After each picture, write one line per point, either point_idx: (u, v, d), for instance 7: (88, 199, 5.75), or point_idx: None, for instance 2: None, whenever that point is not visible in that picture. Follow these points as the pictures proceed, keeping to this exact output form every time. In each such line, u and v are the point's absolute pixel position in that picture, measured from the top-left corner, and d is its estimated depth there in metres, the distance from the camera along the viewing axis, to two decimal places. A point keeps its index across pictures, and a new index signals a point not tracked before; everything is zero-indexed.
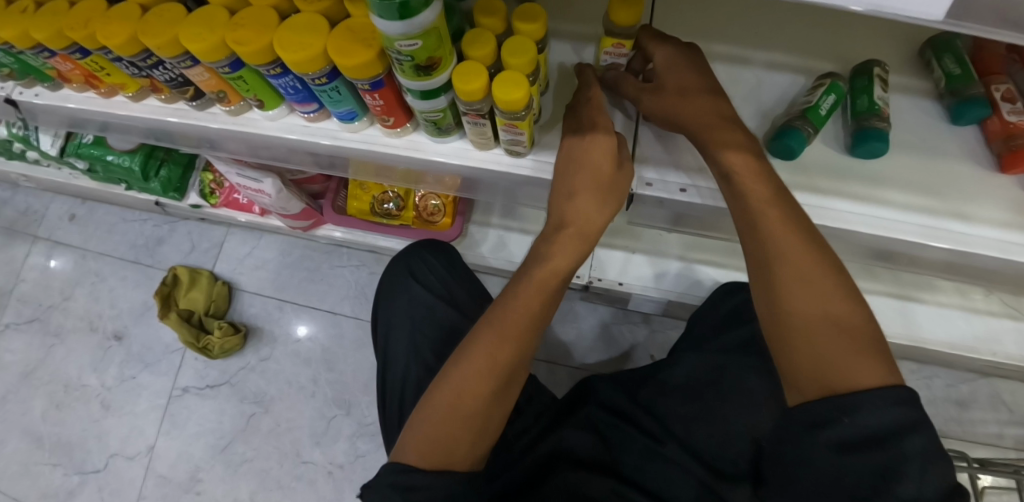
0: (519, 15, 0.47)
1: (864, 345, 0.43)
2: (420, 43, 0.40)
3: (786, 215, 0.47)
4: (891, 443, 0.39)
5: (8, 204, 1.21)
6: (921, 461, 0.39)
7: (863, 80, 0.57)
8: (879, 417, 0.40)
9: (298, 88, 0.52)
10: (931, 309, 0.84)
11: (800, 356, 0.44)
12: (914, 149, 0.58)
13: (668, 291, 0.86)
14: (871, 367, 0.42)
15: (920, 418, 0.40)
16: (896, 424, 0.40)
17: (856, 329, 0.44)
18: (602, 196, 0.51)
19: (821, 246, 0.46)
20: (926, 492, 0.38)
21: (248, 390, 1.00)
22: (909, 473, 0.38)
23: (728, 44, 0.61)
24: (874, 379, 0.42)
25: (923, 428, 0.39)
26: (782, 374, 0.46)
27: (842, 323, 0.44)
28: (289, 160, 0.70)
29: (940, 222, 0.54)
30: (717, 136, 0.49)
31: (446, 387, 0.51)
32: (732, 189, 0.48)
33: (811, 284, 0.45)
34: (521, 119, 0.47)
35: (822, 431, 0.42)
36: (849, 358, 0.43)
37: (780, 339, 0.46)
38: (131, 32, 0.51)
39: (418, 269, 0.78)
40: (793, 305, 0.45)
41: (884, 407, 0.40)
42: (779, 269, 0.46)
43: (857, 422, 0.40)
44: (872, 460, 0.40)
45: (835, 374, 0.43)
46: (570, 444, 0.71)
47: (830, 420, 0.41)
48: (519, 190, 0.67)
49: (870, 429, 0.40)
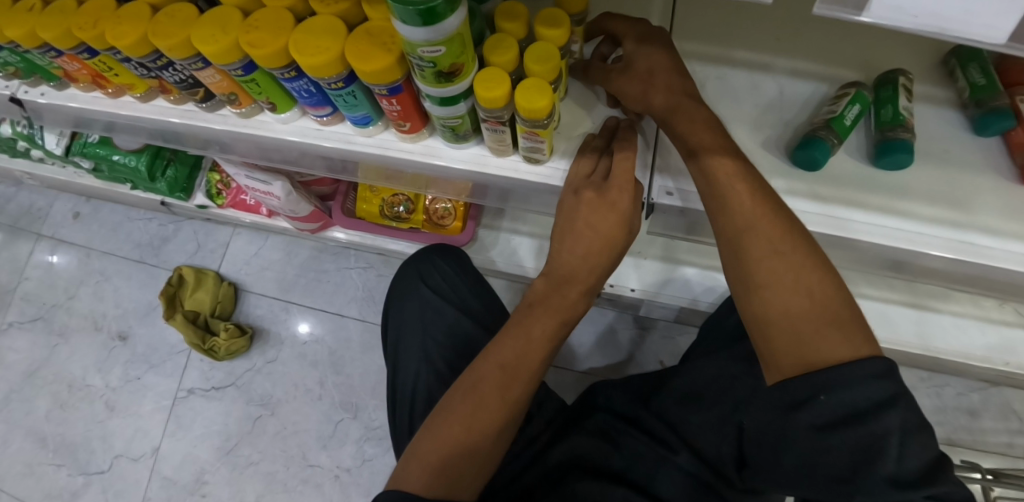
0: (542, 20, 0.46)
1: (840, 319, 0.42)
2: (443, 49, 0.39)
3: (758, 193, 0.46)
4: (869, 418, 0.38)
5: (12, 201, 1.20)
6: (902, 436, 0.37)
7: (889, 89, 0.56)
8: (856, 392, 0.39)
9: (312, 91, 0.51)
10: (945, 318, 0.83)
11: (778, 337, 0.43)
12: (939, 160, 0.56)
13: (681, 297, 0.84)
14: (846, 340, 0.41)
15: (899, 390, 0.38)
16: (873, 398, 0.38)
17: (831, 303, 0.42)
18: (617, 229, 0.51)
19: (797, 227, 0.45)
20: (908, 465, 0.37)
21: (255, 392, 0.99)
22: (889, 449, 0.37)
23: (749, 51, 0.60)
24: (850, 352, 0.40)
25: (902, 400, 0.38)
26: (762, 356, 0.45)
27: (817, 298, 0.42)
28: (300, 163, 0.69)
29: (964, 235, 0.53)
30: (702, 136, 0.48)
31: (457, 397, 0.53)
32: (710, 179, 0.47)
33: (784, 260, 0.44)
34: (542, 127, 0.46)
35: (802, 411, 0.40)
36: (825, 332, 0.41)
37: (757, 320, 0.44)
38: (141, 33, 0.49)
39: (429, 276, 0.77)
40: (765, 283, 0.44)
41: (861, 380, 0.39)
42: (752, 249, 0.45)
43: (834, 398, 0.39)
44: (852, 438, 0.38)
45: (810, 349, 0.41)
46: (585, 450, 0.70)
47: (807, 399, 0.40)
48: (533, 197, 0.66)
49: (848, 405, 0.39)
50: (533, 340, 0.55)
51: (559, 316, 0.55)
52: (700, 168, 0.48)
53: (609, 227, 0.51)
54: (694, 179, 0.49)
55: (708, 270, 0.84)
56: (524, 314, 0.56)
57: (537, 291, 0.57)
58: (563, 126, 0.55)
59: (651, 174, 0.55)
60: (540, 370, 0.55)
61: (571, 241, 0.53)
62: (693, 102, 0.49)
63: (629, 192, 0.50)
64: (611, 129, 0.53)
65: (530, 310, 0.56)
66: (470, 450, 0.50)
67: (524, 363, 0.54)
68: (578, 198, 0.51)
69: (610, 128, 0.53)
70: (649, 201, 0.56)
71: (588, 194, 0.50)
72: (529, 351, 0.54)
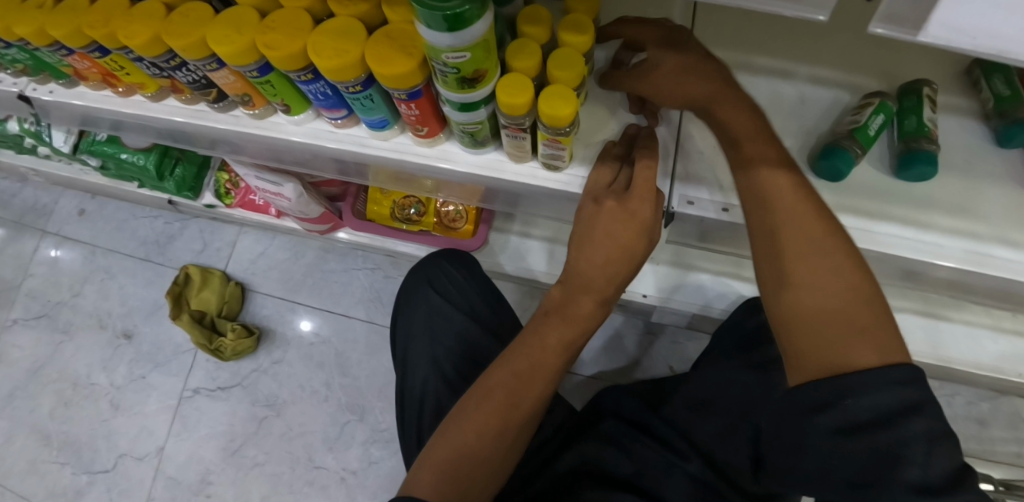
0: (566, 25, 0.45)
1: (869, 322, 0.40)
2: (468, 55, 0.38)
3: (798, 189, 0.45)
4: (894, 424, 0.37)
5: (16, 197, 1.19)
6: (927, 444, 0.36)
7: (912, 99, 0.54)
8: (878, 397, 0.37)
9: (328, 93, 0.50)
10: (958, 327, 0.82)
11: (803, 336, 0.42)
12: (962, 172, 0.55)
13: (691, 303, 0.83)
14: (874, 347, 0.39)
15: (925, 397, 0.37)
16: (898, 404, 0.37)
17: (862, 306, 0.41)
18: (636, 237, 0.50)
19: (835, 232, 0.44)
20: (931, 473, 0.36)
21: (261, 393, 0.99)
22: (912, 456, 0.36)
23: (772, 57, 0.59)
24: (879, 358, 0.39)
25: (929, 409, 0.37)
26: (784, 352, 0.44)
27: (849, 301, 0.41)
28: (311, 165, 0.68)
29: (986, 249, 0.52)
30: (755, 148, 0.47)
31: (472, 397, 0.52)
32: (758, 188, 0.46)
33: (818, 262, 0.42)
34: (564, 135, 0.45)
35: (820, 414, 0.39)
36: (852, 335, 0.40)
37: (784, 317, 0.43)
38: (155, 32, 0.48)
39: (438, 281, 0.76)
40: (796, 280, 0.43)
41: (886, 386, 0.37)
42: (785, 250, 0.44)
43: (859, 402, 0.38)
44: (872, 443, 0.37)
45: (837, 351, 0.40)
46: (594, 456, 0.68)
47: (831, 402, 0.39)
48: (547, 202, 0.65)
49: (872, 410, 0.38)
50: (548, 347, 0.54)
51: (575, 325, 0.54)
52: (746, 174, 0.47)
53: (629, 237, 0.50)
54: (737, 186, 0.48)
55: (719, 276, 0.82)
56: (539, 321, 0.55)
57: (553, 298, 0.56)
58: (583, 131, 0.54)
59: (671, 182, 0.54)
60: (556, 377, 0.54)
61: (590, 250, 0.52)
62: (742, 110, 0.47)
63: (651, 203, 0.49)
64: (631, 137, 0.53)
65: (547, 315, 0.55)
66: (479, 450, 0.49)
67: (539, 371, 0.53)
68: (599, 207, 0.50)
69: (631, 138, 0.53)
70: (670, 210, 0.55)
71: (608, 203, 0.50)
72: (545, 358, 0.53)
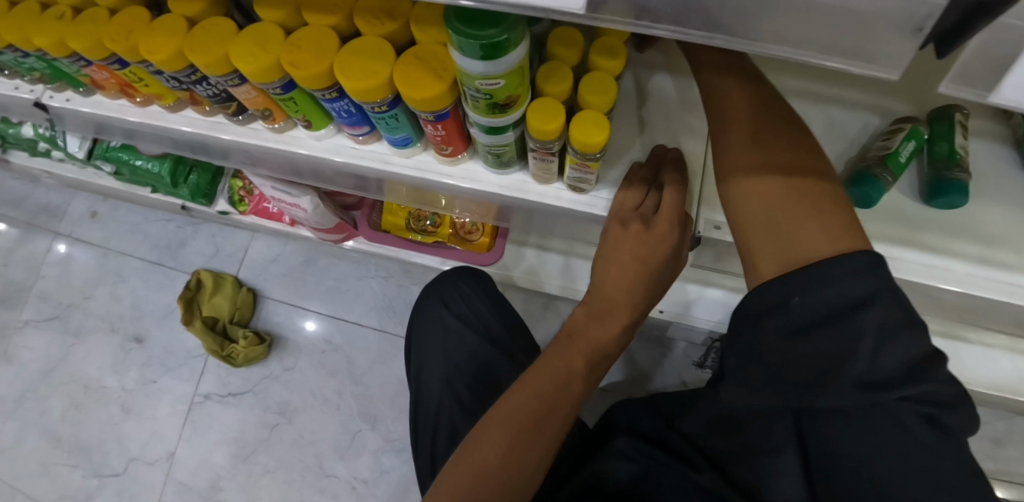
0: (598, 47, 0.44)
1: (827, 212, 0.39)
2: (502, 82, 0.37)
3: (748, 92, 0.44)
4: (844, 318, 0.36)
5: (28, 198, 1.18)
6: (879, 335, 0.36)
7: (943, 125, 0.53)
8: (827, 292, 0.36)
9: (351, 111, 0.49)
10: (978, 349, 0.79)
11: (759, 234, 0.41)
12: (995, 199, 0.54)
13: (706, 320, 0.82)
14: (830, 232, 0.38)
15: (882, 287, 0.36)
16: (851, 295, 0.36)
17: (820, 200, 0.39)
18: (663, 256, 0.50)
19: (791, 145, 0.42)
20: (880, 362, 0.36)
21: (272, 400, 0.99)
22: (861, 348, 0.36)
23: (800, 78, 0.57)
24: (831, 244, 0.37)
25: (883, 298, 0.35)
26: (744, 265, 0.43)
27: (809, 203, 0.39)
28: (329, 178, 0.67)
29: (1017, 280, 0.51)
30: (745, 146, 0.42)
31: (493, 416, 0.51)
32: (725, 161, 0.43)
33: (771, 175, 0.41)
34: (593, 160, 0.44)
35: (772, 317, 0.39)
36: (806, 224, 0.39)
37: (739, 219, 0.42)
38: (177, 47, 0.47)
39: (451, 298, 0.75)
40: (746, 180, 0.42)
41: (839, 278, 0.36)
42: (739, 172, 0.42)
43: (809, 301, 0.37)
44: (824, 341, 0.37)
45: (795, 249, 0.39)
46: (603, 470, 0.65)
47: (781, 304, 0.38)
48: (568, 221, 0.64)
49: (823, 307, 0.37)
50: (574, 371, 0.52)
51: (600, 348, 0.53)
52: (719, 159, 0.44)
53: (656, 262, 0.50)
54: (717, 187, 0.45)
55: (735, 291, 0.80)
56: (563, 345, 0.54)
57: (577, 320, 0.55)
58: (610, 151, 0.53)
59: (697, 207, 0.53)
60: (579, 399, 0.53)
61: (615, 273, 0.51)
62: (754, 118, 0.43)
63: (678, 227, 0.49)
64: (659, 158, 0.51)
65: (571, 335, 0.54)
66: (502, 472, 0.48)
67: (563, 395, 0.52)
68: (625, 230, 0.50)
69: (659, 159, 0.51)
70: (696, 234, 0.54)
71: (634, 227, 0.49)
72: (570, 381, 0.52)
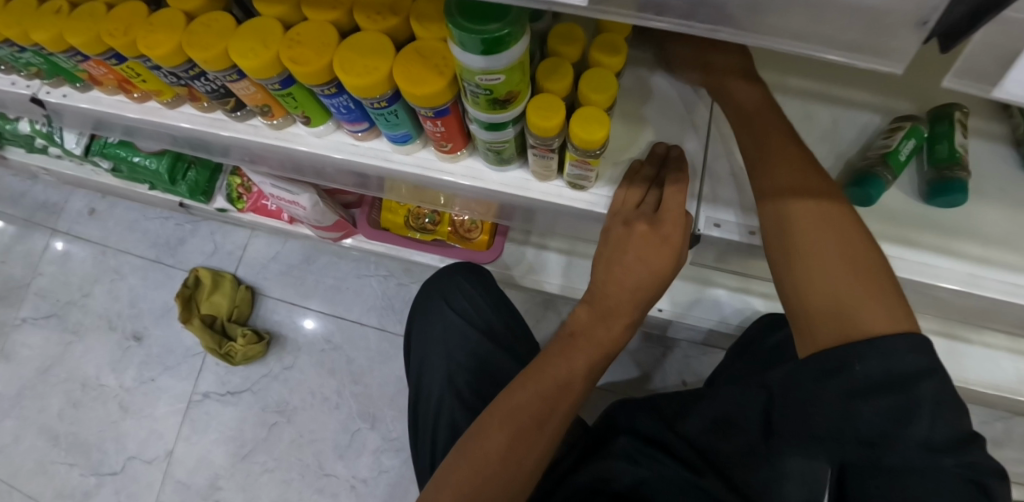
0: (599, 44, 0.43)
1: (883, 292, 0.40)
2: (502, 78, 0.37)
3: (805, 166, 0.46)
4: (904, 386, 0.37)
5: (27, 195, 1.18)
6: (936, 405, 0.36)
7: (944, 124, 0.52)
8: (888, 363, 0.38)
9: (351, 107, 0.49)
10: (977, 350, 0.78)
11: (817, 305, 0.42)
12: (1000, 199, 0.53)
13: (705, 318, 0.81)
14: (888, 311, 0.39)
15: (935, 364, 0.37)
16: (912, 367, 0.37)
17: (876, 279, 0.41)
18: (667, 254, 0.49)
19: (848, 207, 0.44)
20: (938, 431, 0.36)
21: (271, 399, 0.98)
22: (921, 416, 0.36)
23: (802, 78, 0.57)
24: (892, 324, 0.39)
25: (939, 373, 0.37)
26: (799, 334, 0.44)
27: (871, 286, 0.40)
28: (328, 176, 0.67)
29: (1019, 280, 0.50)
30: (776, 160, 0.46)
31: (495, 414, 0.51)
32: (780, 208, 0.45)
33: (830, 232, 0.43)
34: (594, 157, 0.44)
35: (834, 379, 0.39)
36: (866, 302, 0.40)
37: (800, 291, 0.43)
38: (176, 43, 0.47)
39: (453, 296, 0.75)
40: (808, 251, 0.43)
41: (900, 352, 0.37)
42: (798, 220, 0.44)
43: (870, 368, 0.38)
44: (884, 405, 0.37)
45: (851, 316, 0.40)
46: (605, 472, 0.64)
47: (842, 367, 0.39)
48: (569, 220, 0.64)
49: (884, 373, 0.38)
50: (575, 370, 0.52)
51: (602, 347, 0.53)
52: (773, 205, 0.46)
53: (661, 263, 0.50)
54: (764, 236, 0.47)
55: (740, 291, 0.79)
56: (564, 343, 0.54)
57: (580, 319, 0.55)
58: (609, 149, 0.53)
59: (698, 204, 0.52)
60: (581, 397, 0.53)
61: (621, 273, 0.51)
62: (772, 125, 0.48)
63: (682, 227, 0.49)
64: (661, 156, 0.51)
65: (576, 333, 0.54)
66: (503, 470, 0.48)
67: (565, 395, 0.51)
68: (629, 230, 0.50)
69: (660, 157, 0.51)
70: (696, 232, 0.54)
71: (639, 227, 0.49)
72: (572, 379, 0.52)
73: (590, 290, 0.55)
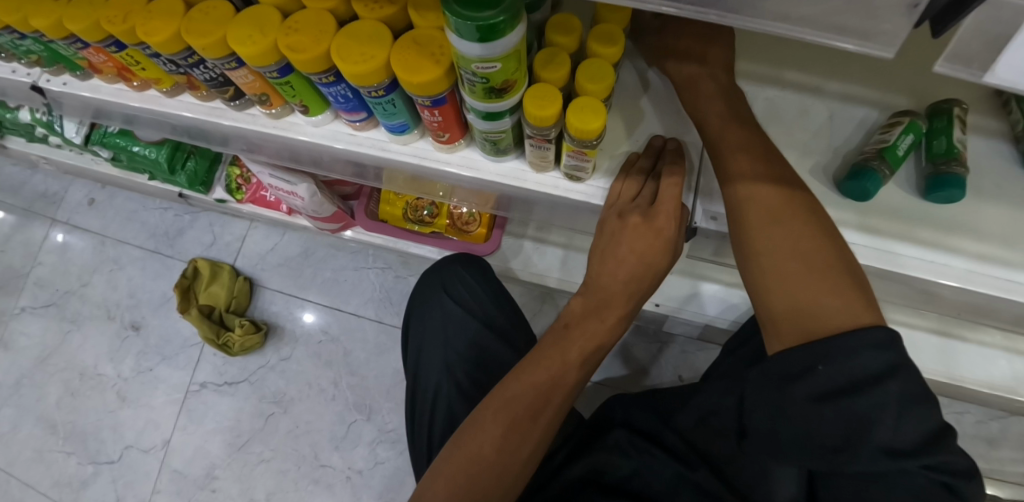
0: (596, 34, 0.44)
1: (842, 287, 0.40)
2: (498, 65, 0.37)
3: (760, 159, 0.46)
4: (867, 389, 0.36)
5: (27, 185, 1.18)
6: (900, 406, 0.35)
7: (942, 119, 0.52)
8: (849, 363, 0.37)
9: (348, 96, 0.49)
10: (973, 348, 0.78)
11: (780, 305, 0.42)
12: (996, 196, 0.53)
13: (702, 313, 0.81)
14: (849, 309, 0.39)
15: (900, 361, 0.36)
16: (872, 368, 0.37)
17: (833, 273, 0.41)
18: (660, 244, 0.50)
19: (803, 199, 0.44)
20: (904, 434, 0.35)
21: (268, 389, 0.99)
22: (885, 419, 0.36)
23: (801, 72, 0.57)
24: (852, 322, 0.39)
25: (903, 371, 0.36)
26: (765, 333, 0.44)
27: (829, 284, 0.40)
28: (326, 165, 0.67)
29: (1013, 276, 0.50)
30: (735, 161, 0.47)
31: (487, 405, 0.51)
32: (741, 209, 0.46)
33: (785, 228, 0.43)
34: (590, 147, 0.44)
35: (796, 384, 0.39)
36: (826, 300, 0.40)
37: (761, 291, 0.44)
38: (174, 30, 0.47)
39: (451, 285, 0.75)
40: (766, 252, 0.44)
41: (861, 351, 0.37)
42: (752, 219, 0.45)
43: (832, 369, 0.38)
44: (850, 409, 0.37)
45: (811, 317, 0.40)
46: (603, 463, 0.63)
47: (805, 371, 0.39)
48: (564, 212, 0.64)
49: (846, 375, 0.37)
50: (569, 361, 0.52)
51: (599, 338, 0.53)
52: (735, 204, 0.46)
53: (653, 253, 0.50)
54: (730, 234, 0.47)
55: (733, 287, 0.79)
56: (559, 334, 0.54)
57: (574, 310, 0.55)
58: (606, 142, 0.53)
59: (694, 197, 0.53)
60: (578, 387, 0.53)
61: (614, 265, 0.52)
62: (737, 126, 0.47)
63: (675, 220, 0.49)
64: (657, 148, 0.51)
65: (571, 325, 0.54)
66: (500, 456, 0.48)
67: (558, 385, 0.51)
68: (624, 222, 0.50)
69: (654, 150, 0.51)
70: (693, 226, 0.54)
71: (633, 219, 0.49)
72: (567, 370, 0.52)
73: (586, 278, 0.56)
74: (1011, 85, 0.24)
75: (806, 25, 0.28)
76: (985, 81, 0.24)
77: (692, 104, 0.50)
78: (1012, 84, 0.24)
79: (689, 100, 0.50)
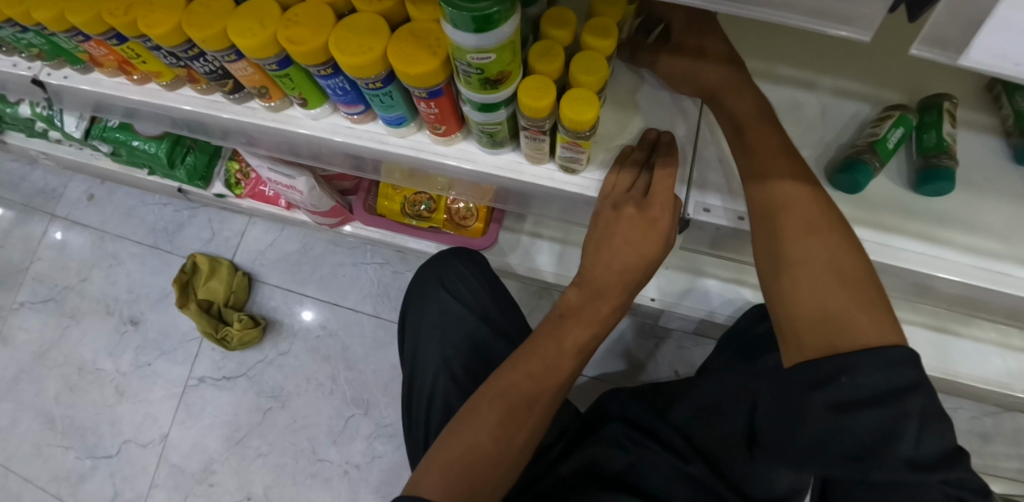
0: (591, 28, 0.44)
1: (869, 303, 0.40)
2: (493, 56, 0.37)
3: (797, 167, 0.46)
4: (891, 402, 0.36)
5: (26, 180, 1.19)
6: (922, 421, 0.35)
7: (933, 114, 0.53)
8: (877, 377, 0.37)
9: (346, 89, 0.50)
10: (966, 344, 0.79)
11: (803, 312, 0.41)
12: (984, 189, 0.54)
13: (699, 308, 0.81)
14: (877, 324, 0.39)
15: (921, 377, 0.37)
16: (896, 382, 0.36)
17: (861, 288, 0.41)
18: (654, 235, 0.51)
19: (838, 215, 0.44)
20: (924, 448, 0.35)
21: (266, 384, 0.99)
22: (908, 432, 0.35)
23: (795, 67, 0.58)
24: (879, 337, 0.38)
25: (926, 388, 0.36)
26: (783, 341, 0.43)
27: (857, 298, 0.40)
28: (325, 159, 0.68)
29: (1002, 269, 0.51)
30: (767, 160, 0.46)
31: (485, 397, 0.51)
32: (772, 216, 0.45)
33: (818, 239, 0.43)
34: (584, 138, 0.45)
35: (819, 392, 0.38)
36: (854, 313, 0.39)
37: (783, 297, 0.43)
38: (176, 22, 0.48)
39: (449, 279, 0.76)
40: (797, 261, 0.43)
41: (881, 366, 0.37)
42: (788, 228, 0.44)
43: (858, 381, 0.37)
44: (869, 419, 0.36)
45: (836, 328, 0.40)
46: (598, 456, 0.63)
47: (829, 379, 0.38)
48: (560, 206, 0.65)
49: (866, 389, 0.37)
50: (564, 349, 0.53)
51: (593, 327, 0.54)
52: (765, 210, 0.46)
53: (647, 244, 0.51)
54: (756, 242, 0.47)
55: (729, 282, 0.80)
56: (554, 323, 0.55)
57: (570, 301, 0.56)
58: (601, 136, 0.54)
59: (688, 189, 0.53)
60: (571, 376, 0.54)
61: (609, 256, 0.53)
62: (768, 128, 0.47)
63: (670, 211, 0.50)
64: (652, 141, 0.52)
65: (566, 315, 0.55)
66: (496, 443, 0.48)
67: (553, 374, 0.52)
68: (618, 213, 0.51)
69: (649, 143, 0.52)
70: (686, 217, 0.54)
71: (627, 210, 0.50)
72: (561, 359, 0.53)
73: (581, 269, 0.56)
74: (985, 68, 0.25)
75: (792, 10, 0.29)
76: (960, 63, 0.25)
77: (722, 106, 0.49)
78: (984, 66, 0.25)
79: (717, 104, 0.50)
